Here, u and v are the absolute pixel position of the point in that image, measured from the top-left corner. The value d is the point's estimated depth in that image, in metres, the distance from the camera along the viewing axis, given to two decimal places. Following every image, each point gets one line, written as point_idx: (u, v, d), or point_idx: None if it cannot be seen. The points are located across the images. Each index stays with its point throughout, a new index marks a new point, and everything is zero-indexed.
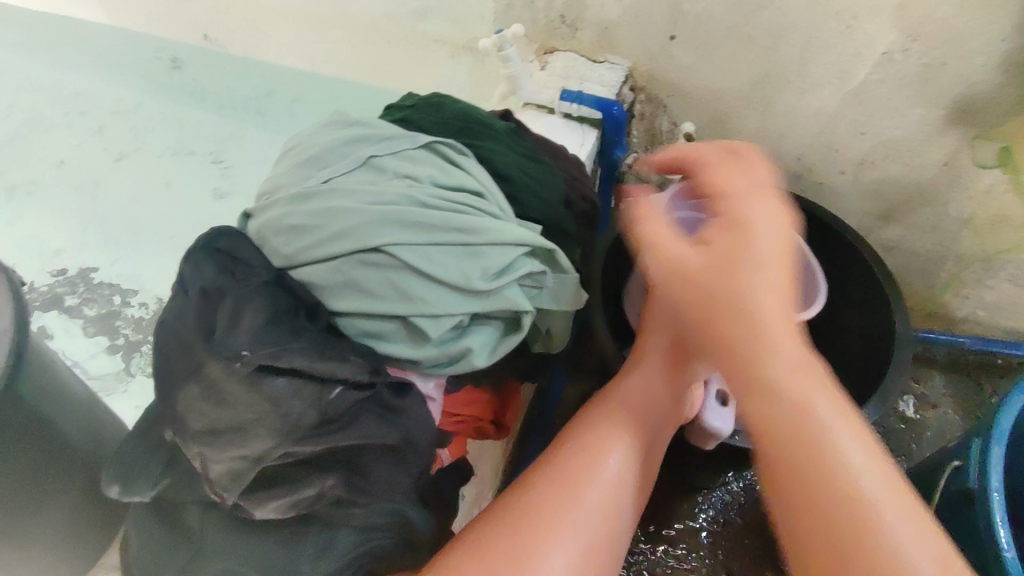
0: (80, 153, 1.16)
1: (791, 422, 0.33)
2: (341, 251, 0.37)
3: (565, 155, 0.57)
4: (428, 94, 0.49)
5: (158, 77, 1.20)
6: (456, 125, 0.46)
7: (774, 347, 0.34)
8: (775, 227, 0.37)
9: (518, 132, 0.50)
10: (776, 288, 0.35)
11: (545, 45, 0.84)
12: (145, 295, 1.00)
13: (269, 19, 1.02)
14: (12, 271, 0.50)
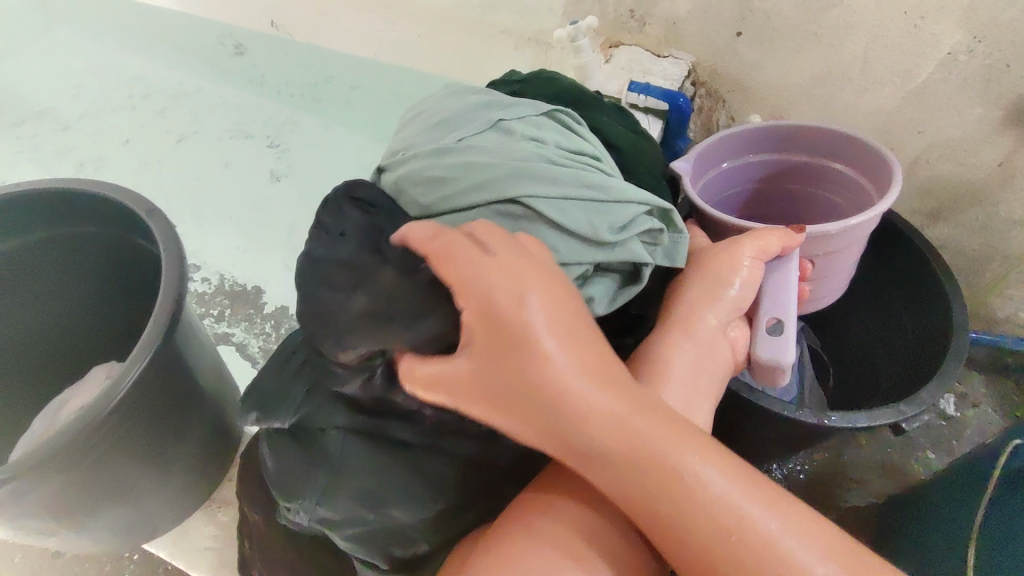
0: (144, 133, 1.20)
1: (623, 468, 0.35)
2: (479, 202, 0.40)
3: None
4: (535, 70, 0.53)
5: (220, 62, 1.24)
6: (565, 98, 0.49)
7: (575, 402, 0.34)
8: (523, 313, 0.35)
9: (618, 109, 0.53)
10: (564, 381, 0.34)
11: (611, 39, 0.87)
12: (208, 270, 1.04)
13: (338, 6, 1.05)
14: (162, 216, 0.54)
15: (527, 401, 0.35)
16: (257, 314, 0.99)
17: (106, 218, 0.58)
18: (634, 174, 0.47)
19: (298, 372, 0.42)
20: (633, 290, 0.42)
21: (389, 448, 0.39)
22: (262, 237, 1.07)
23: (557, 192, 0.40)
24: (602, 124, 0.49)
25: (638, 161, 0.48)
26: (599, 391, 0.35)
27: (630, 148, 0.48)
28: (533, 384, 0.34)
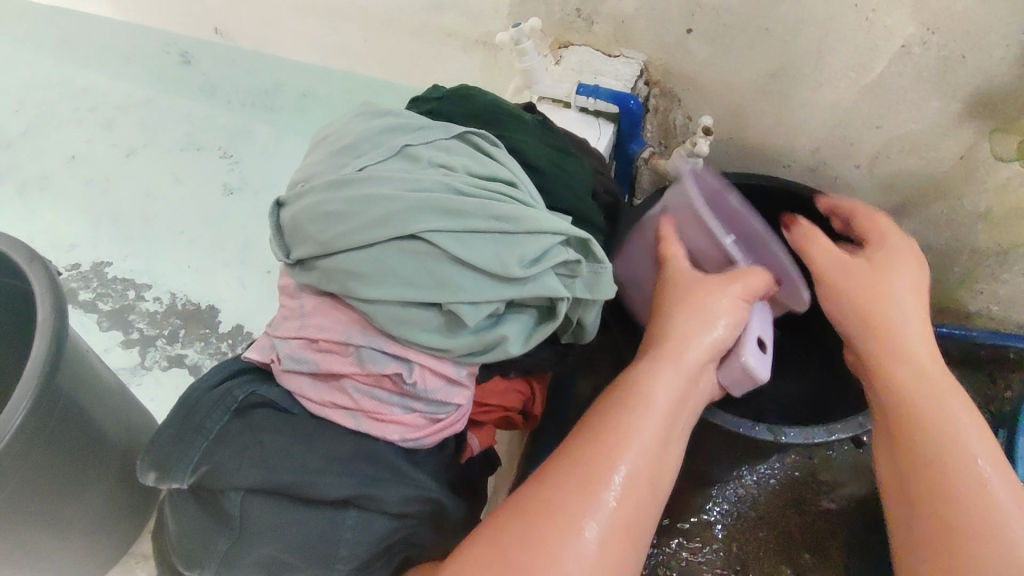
0: (90, 148, 1.16)
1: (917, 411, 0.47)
2: (378, 238, 0.37)
3: (585, 148, 0.57)
4: (458, 86, 0.51)
5: (166, 71, 1.20)
6: (486, 117, 0.47)
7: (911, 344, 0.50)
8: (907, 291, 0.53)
9: (545, 124, 0.51)
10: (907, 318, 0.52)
11: (560, 39, 0.84)
12: (159, 289, 1.00)
13: (281, 11, 1.01)
14: (47, 262, 0.51)
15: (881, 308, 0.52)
16: (212, 334, 0.96)
17: (5, 265, 0.55)
18: (557, 197, 0.45)
19: (203, 423, 0.38)
20: (550, 327, 0.40)
21: (297, 503, 0.36)
22: (216, 254, 1.04)
23: (461, 223, 0.37)
24: (523, 144, 0.46)
25: (563, 181, 0.46)
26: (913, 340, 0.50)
27: (553, 168, 0.46)
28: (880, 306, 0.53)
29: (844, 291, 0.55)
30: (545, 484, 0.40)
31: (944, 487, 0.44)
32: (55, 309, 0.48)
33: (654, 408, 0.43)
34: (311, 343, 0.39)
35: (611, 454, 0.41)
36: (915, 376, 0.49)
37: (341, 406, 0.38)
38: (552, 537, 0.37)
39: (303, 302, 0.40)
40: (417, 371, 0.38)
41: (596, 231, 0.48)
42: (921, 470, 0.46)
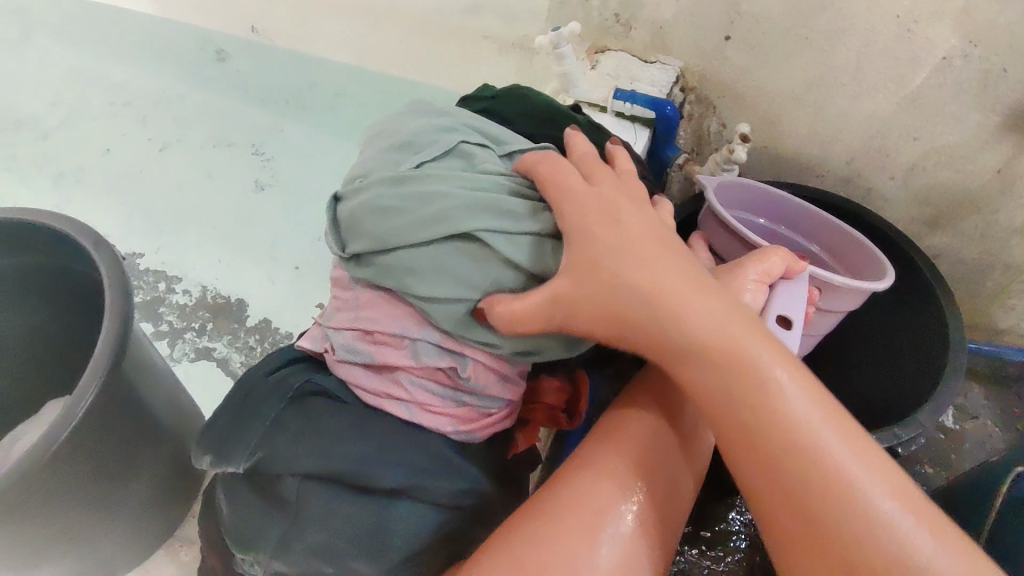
0: (125, 142, 1.18)
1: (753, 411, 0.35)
2: (436, 235, 0.38)
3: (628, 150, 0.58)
4: (512, 86, 0.52)
5: (202, 69, 1.21)
6: (541, 117, 0.48)
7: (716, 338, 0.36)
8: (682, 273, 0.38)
9: (596, 127, 0.52)
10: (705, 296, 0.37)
11: (597, 45, 0.85)
12: (190, 282, 1.02)
13: (318, 10, 1.03)
14: (113, 248, 0.54)
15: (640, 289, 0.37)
16: (240, 328, 0.97)
17: (69, 249, 0.58)
18: None
19: (259, 408, 0.39)
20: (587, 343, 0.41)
21: (350, 491, 0.37)
22: (246, 248, 1.05)
23: (513, 225, 0.38)
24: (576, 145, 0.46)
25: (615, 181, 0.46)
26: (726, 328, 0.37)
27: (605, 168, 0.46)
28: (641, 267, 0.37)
29: (605, 271, 0.37)
30: (560, 489, 0.40)
31: (825, 518, 0.33)
32: (122, 292, 0.50)
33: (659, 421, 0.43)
34: (365, 334, 0.39)
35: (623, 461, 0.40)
36: (727, 391, 0.36)
37: (395, 397, 0.38)
38: (581, 537, 0.37)
39: (357, 293, 0.41)
40: (471, 365, 0.38)
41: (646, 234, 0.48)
42: (813, 505, 0.34)
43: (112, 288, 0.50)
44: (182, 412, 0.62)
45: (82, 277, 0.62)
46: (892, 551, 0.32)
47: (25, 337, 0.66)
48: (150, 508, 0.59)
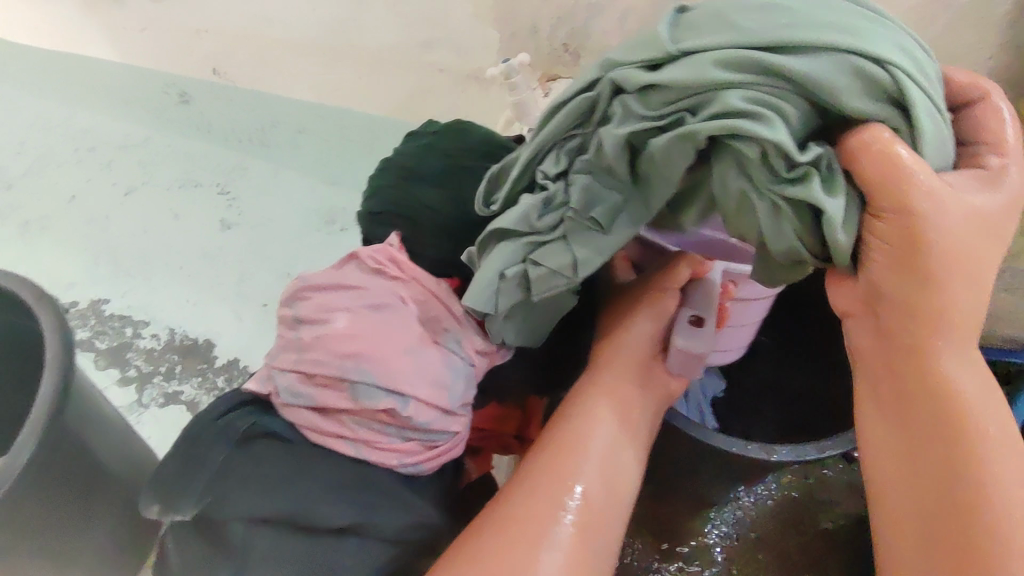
0: (89, 188, 1.18)
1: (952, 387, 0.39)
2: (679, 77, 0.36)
3: None
4: (454, 120, 0.53)
5: (166, 112, 1.22)
6: (482, 150, 0.49)
7: (948, 305, 0.38)
8: (950, 232, 0.37)
9: None
10: (971, 282, 0.38)
11: (548, 73, 0.86)
12: (157, 326, 1.01)
13: (275, 51, 1.04)
14: (57, 300, 0.54)
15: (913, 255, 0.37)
16: (209, 369, 0.96)
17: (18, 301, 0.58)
18: None
19: (205, 455, 0.39)
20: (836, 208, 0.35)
21: (295, 532, 0.37)
22: (213, 288, 1.05)
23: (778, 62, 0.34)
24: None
25: None
26: (960, 295, 0.38)
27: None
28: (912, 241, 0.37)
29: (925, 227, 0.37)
30: (527, 471, 0.42)
31: (986, 493, 0.37)
32: (61, 348, 0.51)
33: (612, 397, 0.46)
34: (307, 377, 0.39)
35: (579, 439, 0.43)
36: (927, 369, 0.39)
37: (342, 437, 0.39)
38: (547, 509, 0.40)
39: (299, 334, 0.41)
40: (412, 405, 0.38)
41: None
42: (957, 479, 0.38)
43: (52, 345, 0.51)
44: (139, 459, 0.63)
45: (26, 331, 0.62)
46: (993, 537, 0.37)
47: None
48: (109, 558, 0.60)
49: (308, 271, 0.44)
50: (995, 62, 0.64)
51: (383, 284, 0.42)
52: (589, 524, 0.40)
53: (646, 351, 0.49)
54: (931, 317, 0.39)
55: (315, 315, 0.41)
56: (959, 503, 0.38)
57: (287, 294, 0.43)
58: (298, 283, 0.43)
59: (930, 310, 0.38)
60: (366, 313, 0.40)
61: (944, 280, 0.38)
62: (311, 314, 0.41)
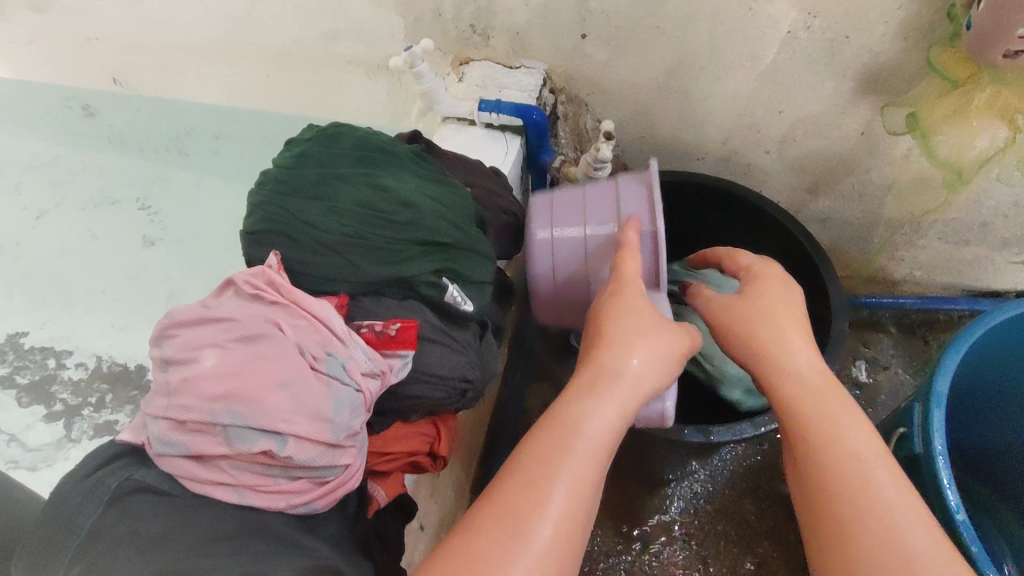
0: (1, 217, 1.13)
1: (816, 406, 0.45)
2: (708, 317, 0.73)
3: (478, 170, 0.57)
4: (331, 124, 0.51)
5: (73, 125, 1.15)
6: (357, 155, 0.47)
7: (785, 349, 0.48)
8: (785, 297, 0.50)
9: (422, 155, 0.52)
10: (797, 333, 0.48)
11: (460, 56, 0.82)
12: (81, 354, 0.97)
13: (176, 54, 0.98)
14: None
15: (754, 325, 0.49)
16: (142, 394, 0.92)
17: None
18: (436, 228, 0.46)
19: (72, 519, 0.36)
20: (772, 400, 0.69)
21: None
22: (139, 309, 1.01)
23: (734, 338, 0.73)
24: (395, 182, 0.46)
25: (441, 211, 0.46)
26: (801, 348, 0.47)
27: (432, 202, 0.46)
28: (757, 309, 0.50)
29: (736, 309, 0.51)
30: (498, 502, 0.38)
31: (863, 499, 0.40)
32: None
33: (589, 432, 0.41)
34: (177, 423, 0.36)
35: (555, 469, 0.39)
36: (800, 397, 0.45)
37: (220, 484, 0.36)
38: (505, 546, 0.36)
39: (167, 376, 0.38)
40: (292, 444, 0.36)
41: (486, 259, 0.49)
42: (843, 492, 0.41)
43: None
44: None
45: None
46: (891, 543, 0.38)
47: None
48: None
49: (175, 308, 0.41)
50: (905, 12, 0.61)
51: (256, 313, 0.39)
52: (567, 557, 0.37)
53: (637, 385, 0.44)
54: (769, 357, 0.48)
55: (182, 355, 0.38)
56: (849, 500, 0.40)
57: (153, 334, 0.40)
58: (163, 322, 0.40)
59: (778, 355, 0.47)
60: (235, 347, 0.37)
61: (772, 331, 0.48)
62: (176, 354, 0.38)
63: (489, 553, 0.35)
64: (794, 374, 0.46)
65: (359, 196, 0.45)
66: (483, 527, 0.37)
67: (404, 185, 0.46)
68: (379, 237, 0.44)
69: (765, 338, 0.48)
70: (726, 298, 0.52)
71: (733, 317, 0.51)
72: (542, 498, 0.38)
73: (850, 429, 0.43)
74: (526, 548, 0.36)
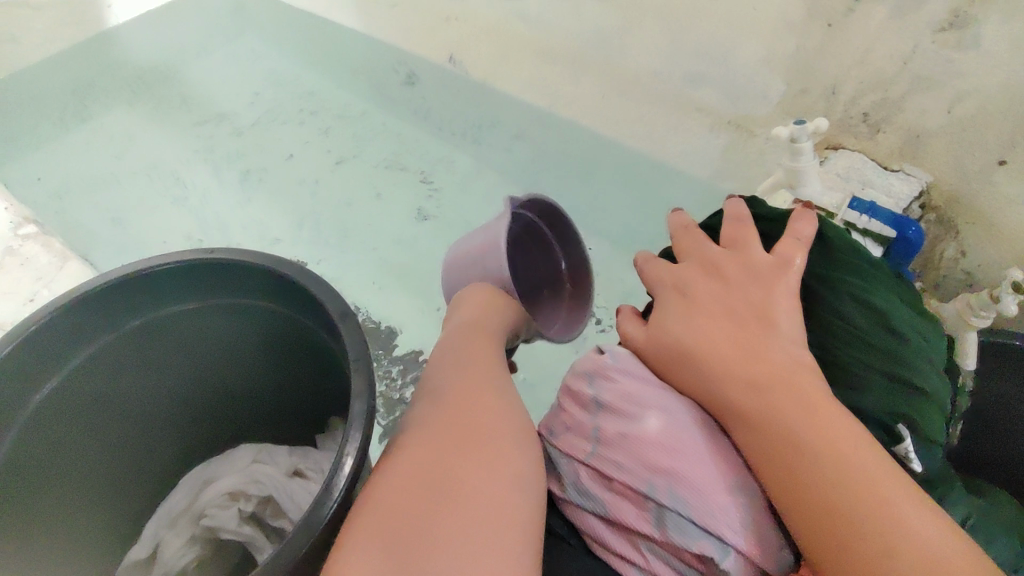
0: (308, 150, 1.19)
1: (850, 494, 0.32)
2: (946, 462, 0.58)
3: (911, 289, 0.48)
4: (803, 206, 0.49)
5: (390, 89, 1.22)
6: (841, 258, 0.44)
7: (805, 396, 0.36)
8: (793, 324, 0.40)
9: (900, 278, 0.48)
10: (814, 385, 0.37)
11: (830, 140, 0.76)
12: (347, 300, 1.00)
13: (521, 53, 1.02)
14: (329, 283, 0.49)
15: (730, 353, 0.39)
16: (386, 357, 0.93)
17: (227, 282, 0.53)
18: (912, 367, 0.40)
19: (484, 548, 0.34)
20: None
21: None
22: (403, 275, 1.02)
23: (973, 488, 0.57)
24: (883, 303, 0.42)
25: (923, 351, 0.41)
26: (829, 412, 0.35)
27: (918, 338, 0.42)
28: (739, 333, 0.40)
29: (744, 343, 0.39)
30: (428, 431, 0.40)
31: None
32: (369, 389, 0.42)
33: (487, 394, 0.43)
34: (604, 480, 0.38)
35: (474, 401, 0.42)
36: (819, 481, 0.33)
37: (631, 561, 0.36)
38: (448, 467, 0.37)
39: (599, 419, 0.40)
40: (733, 558, 0.33)
41: (943, 413, 0.42)
42: None
43: (360, 390, 0.42)
44: None
45: (286, 321, 0.54)
46: None
47: (195, 371, 0.59)
48: None
49: (616, 352, 0.43)
50: None
51: (687, 403, 0.39)
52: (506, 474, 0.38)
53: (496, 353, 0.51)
54: (776, 391, 0.36)
55: (622, 406, 0.39)
56: None
57: (589, 367, 0.42)
58: (604, 362, 0.42)
59: (798, 426, 0.35)
60: (682, 420, 0.38)
61: (756, 367, 0.38)
62: (616, 403, 0.39)
63: (432, 473, 0.37)
64: (821, 443, 0.34)
65: (842, 308, 0.42)
66: (410, 450, 0.39)
67: (891, 309, 0.42)
68: (849, 355, 0.40)
69: (758, 380, 0.37)
70: (657, 266, 0.49)
71: (707, 348, 0.40)
72: (478, 427, 0.40)
73: (921, 522, 0.31)
74: (457, 469, 0.37)
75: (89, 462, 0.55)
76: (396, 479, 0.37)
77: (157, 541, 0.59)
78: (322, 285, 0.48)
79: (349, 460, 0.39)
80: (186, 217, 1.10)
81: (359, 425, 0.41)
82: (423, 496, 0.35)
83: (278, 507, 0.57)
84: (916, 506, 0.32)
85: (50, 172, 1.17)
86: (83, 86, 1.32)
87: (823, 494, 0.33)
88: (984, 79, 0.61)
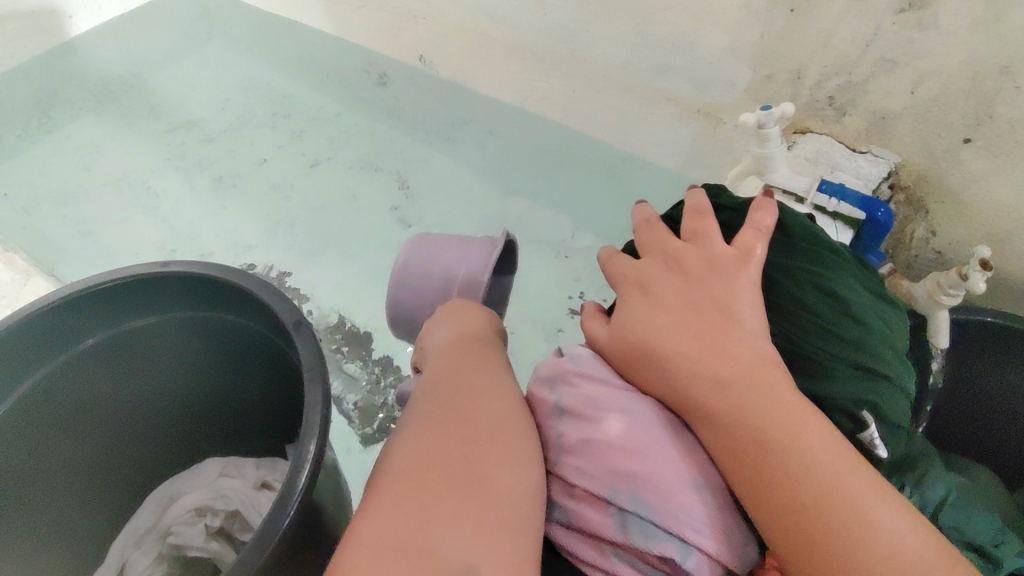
0: (280, 154, 1.18)
1: (812, 490, 0.32)
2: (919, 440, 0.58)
3: (874, 272, 0.48)
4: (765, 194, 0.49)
5: (361, 90, 1.21)
6: (804, 247, 0.44)
7: (768, 391, 0.36)
8: (756, 316, 0.40)
9: (864, 264, 0.48)
10: (776, 380, 0.36)
11: (797, 125, 0.76)
12: (324, 305, 0.99)
13: (489, 49, 1.01)
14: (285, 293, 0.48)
15: (694, 349, 0.38)
16: (366, 361, 0.93)
17: (185, 295, 0.52)
18: (876, 354, 0.40)
19: None
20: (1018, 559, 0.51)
21: None
22: (380, 276, 1.01)
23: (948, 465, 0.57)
24: (846, 291, 0.42)
25: (886, 337, 0.41)
26: (792, 407, 0.35)
27: (879, 324, 0.42)
28: (702, 327, 0.39)
29: (707, 338, 0.39)
30: (434, 426, 0.38)
31: None
32: (325, 399, 0.42)
33: (489, 389, 0.42)
34: (568, 487, 0.38)
35: (477, 396, 0.41)
36: (782, 478, 0.33)
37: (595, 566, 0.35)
38: (464, 462, 0.35)
39: (563, 426, 0.40)
40: (695, 558, 0.33)
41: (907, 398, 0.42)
42: None
43: (316, 400, 0.42)
44: (343, 501, 0.53)
45: (248, 331, 0.53)
46: None
47: (162, 385, 0.58)
48: None
49: (576, 355, 0.43)
50: None
51: (651, 404, 0.39)
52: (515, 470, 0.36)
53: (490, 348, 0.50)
54: (740, 387, 0.36)
55: (583, 410, 0.39)
56: None
57: (550, 373, 0.43)
58: (563, 365, 0.42)
59: (762, 423, 0.34)
60: (643, 420, 0.37)
61: (719, 363, 0.37)
62: (577, 408, 0.40)
63: (450, 467, 0.35)
64: (783, 439, 0.34)
65: (805, 298, 0.42)
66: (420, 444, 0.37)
67: (853, 297, 0.42)
68: (812, 345, 0.40)
69: (721, 377, 0.37)
70: (620, 262, 0.49)
71: (670, 345, 0.39)
72: (485, 423, 0.38)
73: (879, 516, 0.31)
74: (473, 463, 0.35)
75: (53, 479, 0.54)
76: (409, 471, 0.35)
77: (122, 562, 0.58)
78: (278, 295, 0.47)
79: (305, 471, 0.39)
80: (157, 228, 1.08)
81: (314, 436, 0.40)
82: (440, 489, 0.34)
83: (245, 521, 0.58)
84: (870, 488, 0.32)
85: (16, 187, 1.15)
86: (49, 97, 1.30)
87: (777, 483, 0.33)
88: (945, 59, 0.61)
